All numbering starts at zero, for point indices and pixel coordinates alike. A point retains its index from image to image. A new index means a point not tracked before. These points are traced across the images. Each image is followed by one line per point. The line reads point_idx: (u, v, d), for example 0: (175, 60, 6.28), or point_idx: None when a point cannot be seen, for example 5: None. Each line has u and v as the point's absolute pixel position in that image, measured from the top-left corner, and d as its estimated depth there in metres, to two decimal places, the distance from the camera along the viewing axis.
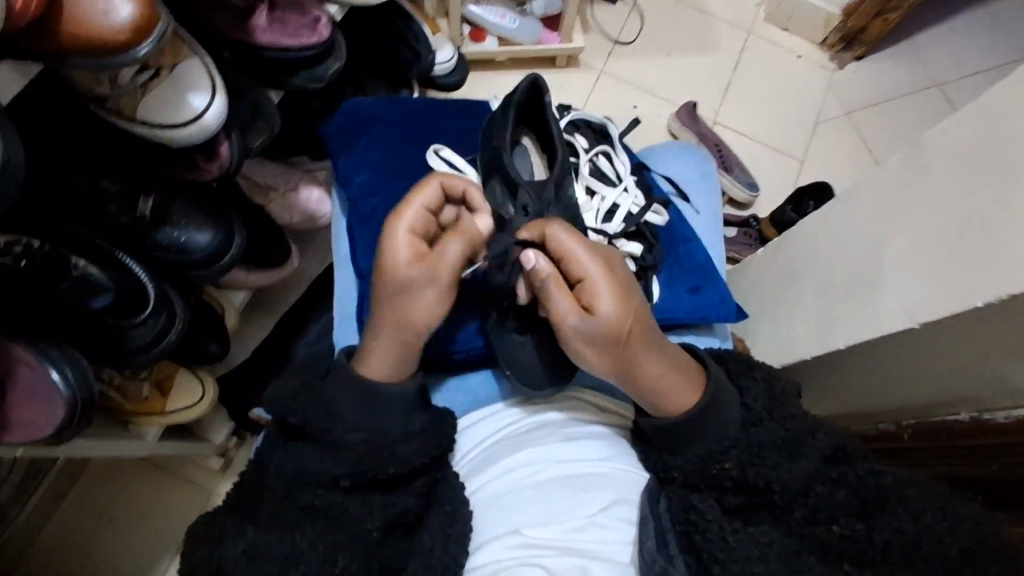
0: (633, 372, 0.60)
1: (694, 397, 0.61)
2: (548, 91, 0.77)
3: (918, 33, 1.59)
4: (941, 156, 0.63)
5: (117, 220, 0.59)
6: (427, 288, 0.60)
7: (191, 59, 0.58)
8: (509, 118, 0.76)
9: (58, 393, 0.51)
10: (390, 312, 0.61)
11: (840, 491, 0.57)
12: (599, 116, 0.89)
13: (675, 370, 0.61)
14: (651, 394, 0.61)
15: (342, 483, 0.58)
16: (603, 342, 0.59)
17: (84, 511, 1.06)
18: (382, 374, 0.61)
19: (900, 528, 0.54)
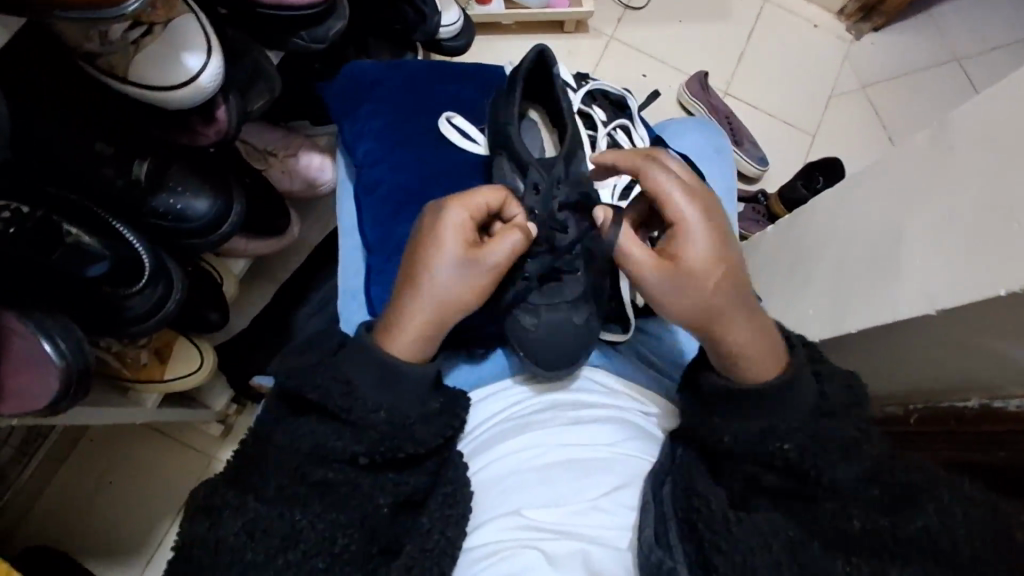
0: (714, 320, 0.58)
1: (775, 365, 0.58)
2: (555, 61, 0.75)
3: (940, 3, 1.54)
4: (970, 135, 0.60)
5: (113, 185, 0.57)
6: (468, 278, 0.60)
7: (185, 16, 0.55)
8: (515, 90, 0.73)
9: (52, 363, 0.50)
10: (423, 301, 0.59)
11: (872, 488, 0.52)
12: (618, 88, 0.88)
13: (766, 335, 0.59)
14: (730, 348, 0.58)
15: (359, 461, 0.57)
16: (681, 290, 0.58)
17: (85, 475, 1.06)
18: (404, 355, 0.59)
19: (927, 527, 0.49)
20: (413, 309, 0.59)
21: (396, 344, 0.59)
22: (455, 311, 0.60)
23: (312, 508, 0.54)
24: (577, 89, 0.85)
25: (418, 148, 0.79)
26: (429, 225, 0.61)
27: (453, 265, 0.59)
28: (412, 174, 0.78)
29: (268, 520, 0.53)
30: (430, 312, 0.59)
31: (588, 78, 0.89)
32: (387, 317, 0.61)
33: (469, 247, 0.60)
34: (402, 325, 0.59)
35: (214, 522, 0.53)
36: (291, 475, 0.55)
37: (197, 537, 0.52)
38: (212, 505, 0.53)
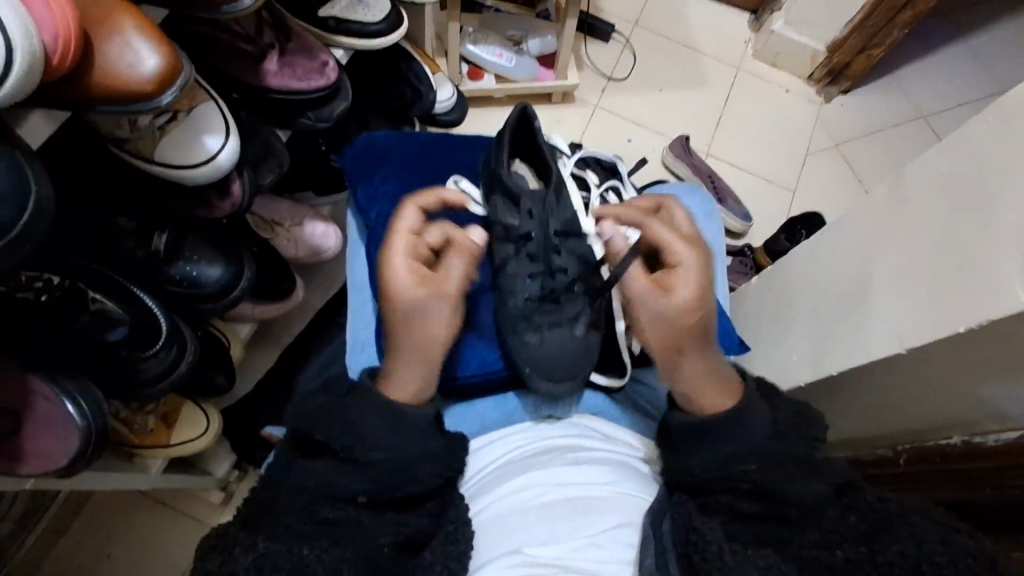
0: (681, 356, 0.68)
1: (728, 400, 0.66)
2: (537, 118, 0.82)
3: (902, 67, 1.65)
4: (926, 187, 0.65)
5: (133, 255, 0.61)
6: (430, 309, 0.68)
7: (207, 103, 0.61)
8: (504, 142, 0.80)
9: (74, 423, 0.52)
10: (407, 337, 0.68)
11: (850, 517, 0.56)
12: (609, 154, 0.95)
13: (711, 373, 0.67)
14: (690, 379, 0.67)
15: (361, 500, 0.59)
16: (662, 324, 0.68)
17: (84, 547, 1.05)
18: (402, 397, 0.66)
19: (903, 552, 0.51)
20: (402, 351, 0.68)
21: (396, 387, 0.67)
22: (431, 340, 0.68)
23: (318, 543, 0.54)
24: (570, 156, 0.92)
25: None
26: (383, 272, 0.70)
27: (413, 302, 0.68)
28: None
29: (277, 552, 0.53)
30: (414, 348, 0.68)
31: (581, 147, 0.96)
32: (384, 366, 0.69)
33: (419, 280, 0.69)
34: (395, 370, 0.67)
35: (228, 557, 0.53)
36: (304, 505, 0.58)
37: (208, 569, 0.53)
38: (226, 541, 0.54)
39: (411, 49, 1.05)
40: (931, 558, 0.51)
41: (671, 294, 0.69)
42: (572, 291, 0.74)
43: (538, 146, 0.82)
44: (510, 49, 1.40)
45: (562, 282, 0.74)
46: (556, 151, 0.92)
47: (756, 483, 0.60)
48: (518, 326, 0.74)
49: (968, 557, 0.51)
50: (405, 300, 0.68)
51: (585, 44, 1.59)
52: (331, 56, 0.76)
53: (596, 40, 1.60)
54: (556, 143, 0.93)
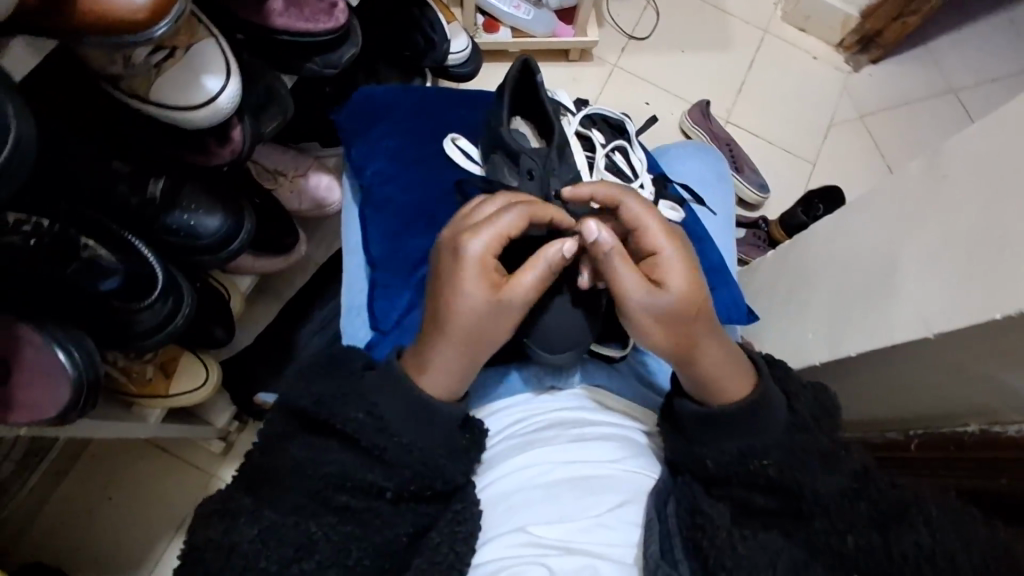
0: (698, 347, 0.59)
1: (744, 391, 0.60)
2: (539, 70, 0.77)
3: (937, 37, 1.57)
4: (966, 164, 0.61)
5: (128, 202, 0.59)
6: (501, 319, 0.59)
7: (207, 41, 0.57)
8: (504, 100, 0.76)
9: (64, 372, 0.51)
10: (455, 343, 0.59)
11: (859, 504, 0.55)
12: (617, 112, 0.89)
13: (727, 362, 0.60)
14: (700, 377, 0.60)
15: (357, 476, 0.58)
16: (672, 318, 0.58)
17: (86, 490, 1.06)
18: (433, 389, 0.60)
19: (919, 542, 0.51)
20: (443, 342, 0.59)
21: (427, 379, 0.60)
22: (485, 348, 0.60)
23: (326, 520, 0.55)
24: (576, 113, 0.87)
25: (427, 170, 0.82)
26: (450, 265, 0.59)
27: (480, 306, 0.58)
28: (419, 196, 0.80)
29: (283, 527, 0.54)
30: (459, 350, 0.59)
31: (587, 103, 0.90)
32: (416, 353, 0.61)
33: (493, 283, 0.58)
34: (432, 361, 0.59)
35: (229, 528, 0.54)
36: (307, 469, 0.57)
37: (209, 537, 0.54)
38: (228, 510, 0.55)
39: None
40: (945, 548, 0.50)
41: (662, 285, 0.59)
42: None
43: (541, 101, 0.78)
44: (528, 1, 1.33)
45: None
46: (562, 107, 0.87)
47: (765, 464, 0.58)
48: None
49: (982, 550, 0.51)
50: (472, 314, 0.58)
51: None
52: None
53: None
54: (561, 99, 0.87)
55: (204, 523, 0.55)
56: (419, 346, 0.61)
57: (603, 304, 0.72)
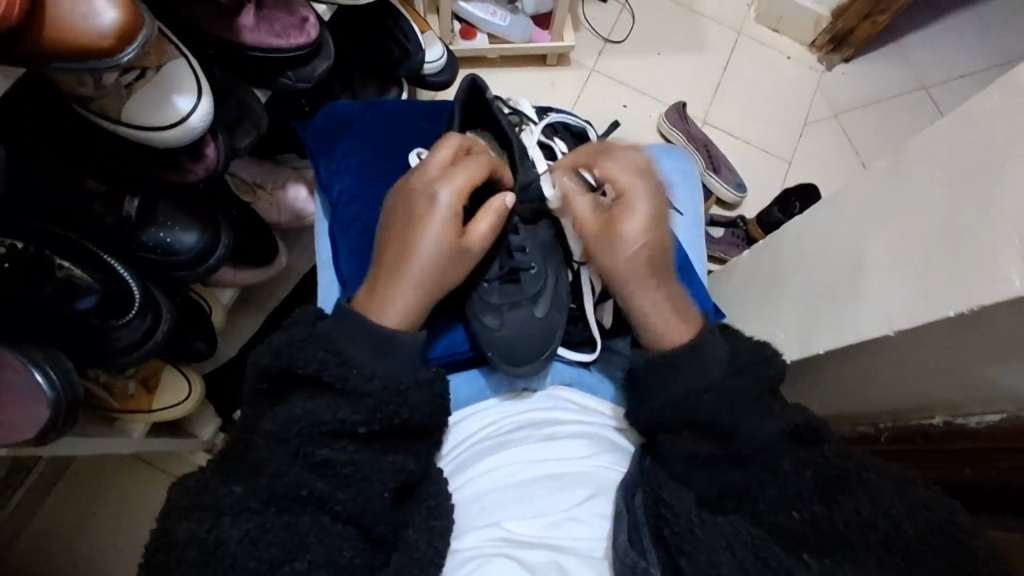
0: (638, 282, 0.66)
1: (687, 332, 0.65)
2: (488, 88, 0.78)
3: (907, 35, 1.60)
4: (923, 164, 0.63)
5: (103, 221, 0.59)
6: (461, 257, 0.65)
7: (176, 60, 0.58)
8: (454, 118, 0.79)
9: (43, 394, 0.51)
10: (417, 277, 0.63)
11: (813, 469, 0.55)
12: (580, 119, 0.88)
13: (674, 304, 0.67)
14: (640, 316, 0.66)
15: (327, 486, 0.55)
16: (615, 250, 0.66)
17: (72, 507, 1.06)
18: (390, 318, 0.62)
19: (860, 508, 0.51)
20: (404, 275, 0.63)
21: (385, 309, 0.62)
22: (445, 283, 0.65)
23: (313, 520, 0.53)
24: (539, 122, 0.85)
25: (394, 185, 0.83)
26: (419, 206, 0.65)
27: (443, 247, 0.64)
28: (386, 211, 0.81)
29: (270, 534, 0.50)
30: (420, 288, 0.63)
31: (551, 111, 0.89)
32: (373, 293, 0.64)
33: (456, 228, 0.65)
34: (389, 296, 0.63)
35: (215, 524, 0.50)
36: (291, 458, 0.55)
37: (183, 542, 0.50)
38: (213, 502, 0.52)
39: (398, 5, 1.00)
40: (888, 514, 0.50)
41: (625, 223, 0.67)
42: (532, 269, 0.73)
43: (492, 113, 0.78)
44: (504, 7, 1.35)
45: (521, 260, 0.73)
46: (524, 117, 0.86)
47: (739, 452, 0.58)
48: (478, 308, 0.72)
49: (927, 512, 0.50)
50: (437, 253, 0.64)
51: (583, 4, 1.54)
52: (312, 12, 0.72)
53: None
54: (523, 109, 0.86)
55: (184, 517, 0.51)
56: (373, 288, 0.64)
57: (563, 314, 0.73)
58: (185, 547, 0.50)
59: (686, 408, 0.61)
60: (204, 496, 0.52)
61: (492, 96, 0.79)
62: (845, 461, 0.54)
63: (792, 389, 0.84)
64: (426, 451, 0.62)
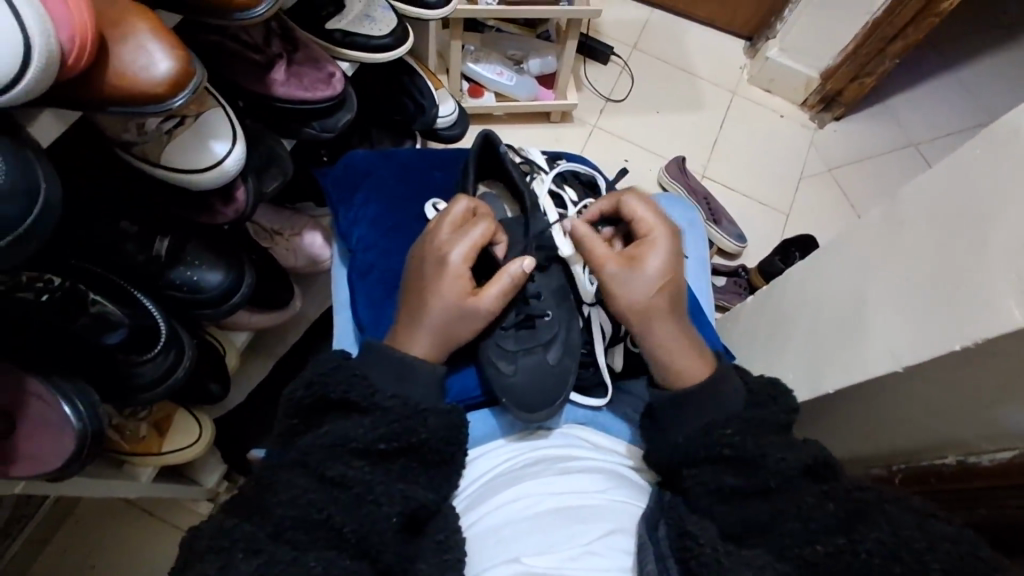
0: (654, 318, 0.67)
1: (704, 371, 0.67)
2: (500, 142, 0.81)
3: (893, 95, 1.69)
4: (916, 209, 0.67)
5: (134, 260, 0.61)
6: (472, 317, 0.67)
7: (214, 109, 0.62)
8: (468, 171, 0.81)
9: (69, 422, 0.52)
10: (428, 333, 0.66)
11: (827, 505, 0.55)
12: (587, 167, 0.91)
13: (688, 340, 0.68)
14: (663, 352, 0.67)
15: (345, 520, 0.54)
16: (637, 289, 0.67)
17: (69, 557, 1.03)
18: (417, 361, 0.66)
19: (880, 539, 0.50)
20: (421, 326, 0.66)
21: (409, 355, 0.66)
22: (456, 339, 0.67)
23: (324, 554, 0.50)
24: (549, 171, 0.89)
25: (408, 233, 0.86)
26: (429, 269, 0.68)
27: (456, 304, 0.66)
28: (402, 259, 0.83)
29: (283, 561, 0.49)
30: (431, 341, 0.66)
31: (559, 159, 0.93)
32: (393, 340, 0.67)
33: (465, 290, 0.67)
34: (408, 343, 0.66)
35: (226, 563, 0.49)
36: (309, 491, 0.55)
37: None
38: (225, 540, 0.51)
39: (414, 65, 1.06)
40: (908, 543, 0.49)
41: (643, 263, 0.68)
42: (546, 316, 0.74)
43: (505, 166, 0.82)
44: (511, 68, 1.42)
45: (537, 307, 0.74)
46: (534, 167, 0.89)
47: (749, 485, 0.58)
48: (491, 353, 0.71)
49: (948, 543, 0.49)
50: (446, 313, 0.66)
51: (584, 66, 1.62)
52: (338, 68, 0.77)
53: (595, 62, 1.63)
54: (533, 157, 0.90)
55: (201, 559, 0.50)
56: (393, 337, 0.67)
57: (574, 360, 0.73)
58: None
59: (704, 449, 0.61)
60: (222, 535, 0.51)
61: (504, 149, 0.83)
62: (860, 495, 0.54)
63: (804, 433, 0.85)
64: (443, 488, 0.61)
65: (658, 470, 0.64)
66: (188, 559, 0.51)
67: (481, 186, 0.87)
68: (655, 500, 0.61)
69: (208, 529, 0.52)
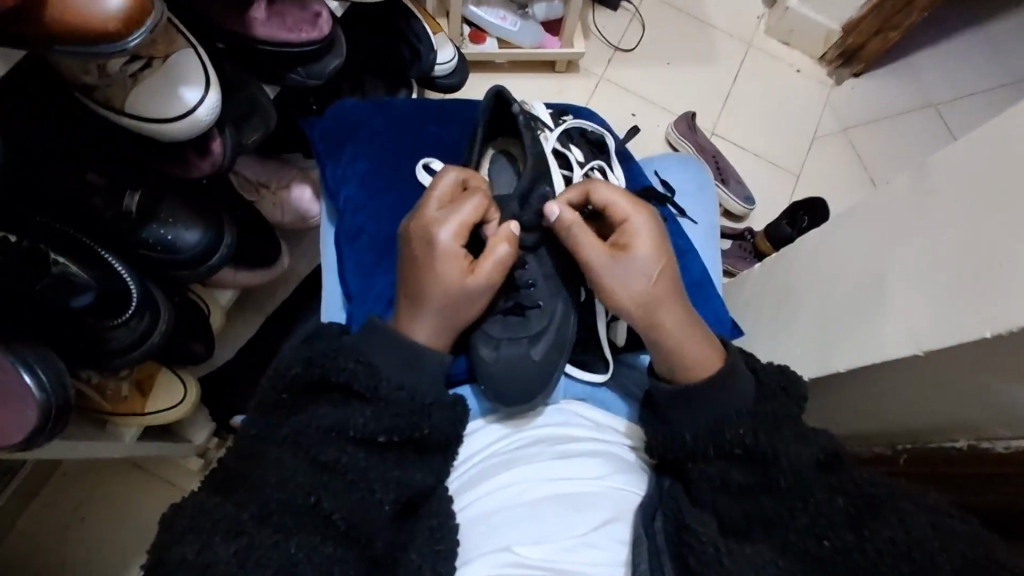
0: (658, 311, 0.61)
1: (721, 356, 0.61)
2: (513, 99, 0.75)
3: (917, 51, 1.59)
4: (948, 180, 0.62)
5: (102, 216, 0.57)
6: (475, 296, 0.61)
7: (185, 50, 0.56)
8: (476, 131, 0.76)
9: (31, 394, 0.49)
10: (435, 311, 0.60)
11: (837, 498, 0.53)
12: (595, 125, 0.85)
13: (697, 326, 0.62)
14: (673, 346, 0.60)
15: (327, 501, 0.52)
16: (633, 283, 0.62)
17: (56, 512, 1.02)
18: (424, 335, 0.60)
19: (893, 537, 0.49)
20: (423, 304, 0.60)
21: (416, 329, 0.60)
22: (463, 318, 0.62)
23: (306, 540, 0.50)
24: (554, 129, 0.83)
25: (401, 192, 0.80)
26: (420, 249, 0.62)
27: (454, 284, 0.60)
28: (393, 222, 0.78)
29: (263, 546, 0.49)
30: (439, 318, 0.60)
31: (565, 115, 0.87)
32: (401, 314, 0.62)
33: (464, 269, 0.61)
34: (413, 319, 0.60)
35: (205, 545, 0.48)
36: (291, 472, 0.53)
37: (180, 558, 0.47)
38: (203, 523, 0.49)
39: (410, 5, 0.98)
40: (919, 543, 0.49)
41: (631, 252, 0.63)
42: (539, 307, 0.69)
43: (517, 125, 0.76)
44: (514, 12, 1.33)
45: (529, 296, 0.69)
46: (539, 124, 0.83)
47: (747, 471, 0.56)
48: (477, 337, 0.68)
49: (960, 542, 0.49)
50: (449, 292, 0.60)
51: (593, 12, 1.52)
52: (325, 7, 0.70)
53: (604, 8, 1.53)
54: (537, 114, 0.84)
55: (178, 542, 0.49)
56: (399, 316, 0.61)
57: (562, 359, 0.68)
58: (175, 566, 0.47)
59: (705, 434, 0.57)
60: (200, 517, 0.50)
61: (517, 106, 0.76)
62: (874, 488, 0.52)
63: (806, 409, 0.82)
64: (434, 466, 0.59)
65: (657, 454, 0.61)
66: (166, 539, 0.50)
67: (494, 145, 0.80)
68: (654, 487, 0.59)
69: (188, 508, 0.51)
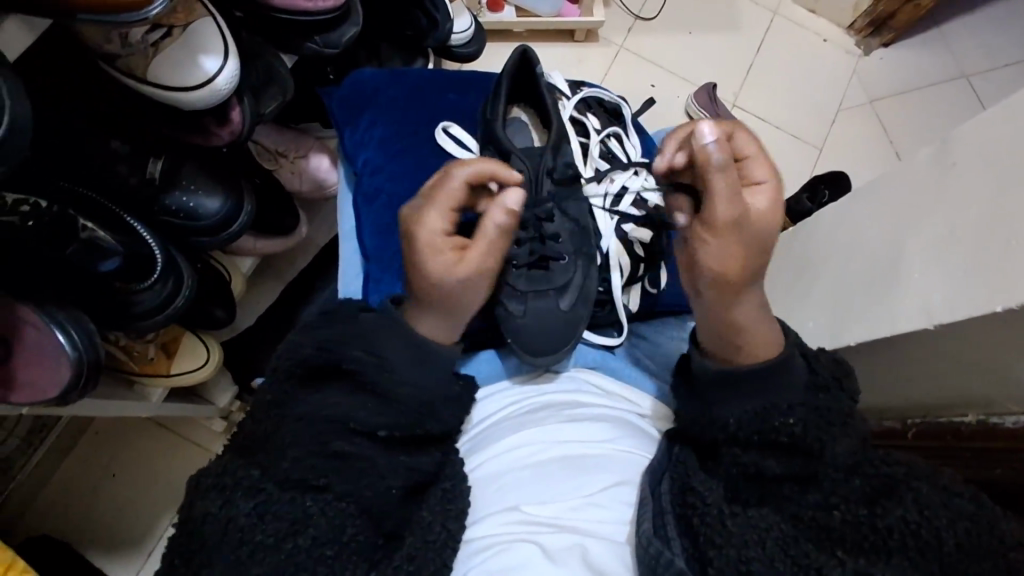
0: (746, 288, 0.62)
1: (774, 348, 0.61)
2: (537, 60, 0.76)
3: (950, 19, 1.54)
4: (971, 153, 0.61)
5: (127, 183, 0.59)
6: (471, 280, 0.63)
7: (205, 19, 0.57)
8: (500, 88, 0.74)
9: (64, 353, 0.52)
10: (436, 298, 0.63)
11: (854, 479, 0.53)
12: (613, 94, 0.85)
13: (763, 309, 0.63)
14: (743, 326, 0.61)
15: (342, 463, 0.55)
16: (750, 248, 0.61)
17: (88, 467, 1.07)
18: (431, 328, 0.63)
19: (904, 516, 0.49)
20: (422, 297, 0.63)
21: (419, 319, 0.63)
22: (464, 299, 0.64)
23: (323, 495, 0.52)
24: (572, 97, 0.83)
25: (418, 158, 0.81)
26: (409, 246, 0.64)
27: (450, 273, 0.62)
28: (411, 185, 0.80)
29: (279, 501, 0.51)
30: (438, 305, 0.63)
31: (582, 86, 0.87)
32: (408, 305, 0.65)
33: (452, 258, 0.63)
34: (417, 305, 0.64)
35: (228, 500, 0.51)
36: (308, 433, 0.55)
37: (206, 511, 0.51)
38: (225, 479, 0.52)
39: None
40: (931, 522, 0.49)
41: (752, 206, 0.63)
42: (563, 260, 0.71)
43: (540, 88, 0.76)
44: None
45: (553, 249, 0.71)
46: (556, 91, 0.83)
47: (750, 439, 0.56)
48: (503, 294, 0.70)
49: (966, 519, 0.49)
50: (447, 282, 0.62)
51: None
52: None
53: None
54: (555, 82, 0.84)
55: (203, 496, 0.52)
56: (405, 306, 0.65)
57: (587, 307, 0.71)
58: (200, 518, 0.50)
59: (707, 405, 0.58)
60: (224, 474, 0.52)
61: (541, 70, 0.76)
62: (890, 469, 0.52)
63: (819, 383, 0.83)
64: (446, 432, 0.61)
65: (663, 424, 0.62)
66: (193, 493, 0.53)
67: (512, 111, 0.81)
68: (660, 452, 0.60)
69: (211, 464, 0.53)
